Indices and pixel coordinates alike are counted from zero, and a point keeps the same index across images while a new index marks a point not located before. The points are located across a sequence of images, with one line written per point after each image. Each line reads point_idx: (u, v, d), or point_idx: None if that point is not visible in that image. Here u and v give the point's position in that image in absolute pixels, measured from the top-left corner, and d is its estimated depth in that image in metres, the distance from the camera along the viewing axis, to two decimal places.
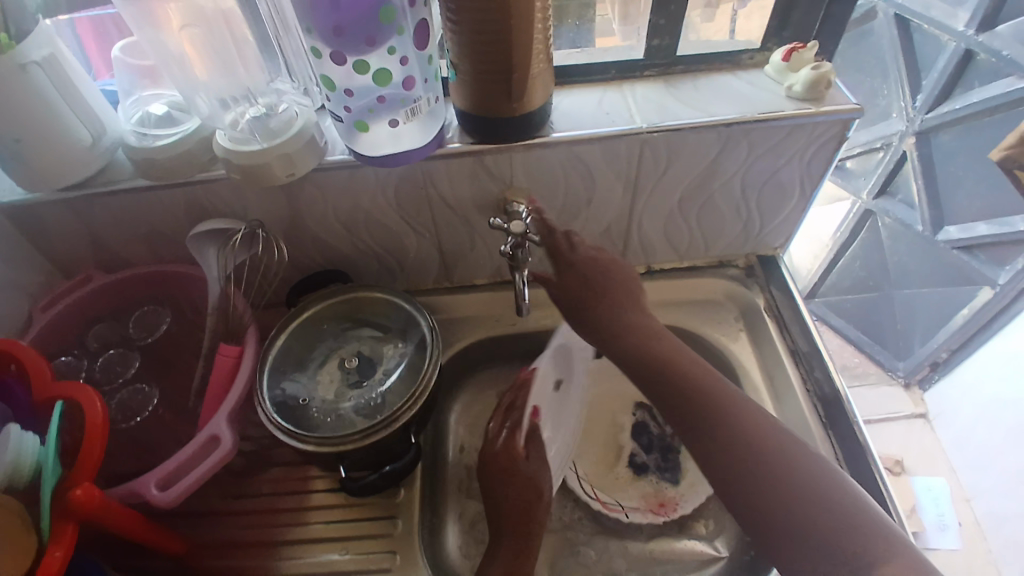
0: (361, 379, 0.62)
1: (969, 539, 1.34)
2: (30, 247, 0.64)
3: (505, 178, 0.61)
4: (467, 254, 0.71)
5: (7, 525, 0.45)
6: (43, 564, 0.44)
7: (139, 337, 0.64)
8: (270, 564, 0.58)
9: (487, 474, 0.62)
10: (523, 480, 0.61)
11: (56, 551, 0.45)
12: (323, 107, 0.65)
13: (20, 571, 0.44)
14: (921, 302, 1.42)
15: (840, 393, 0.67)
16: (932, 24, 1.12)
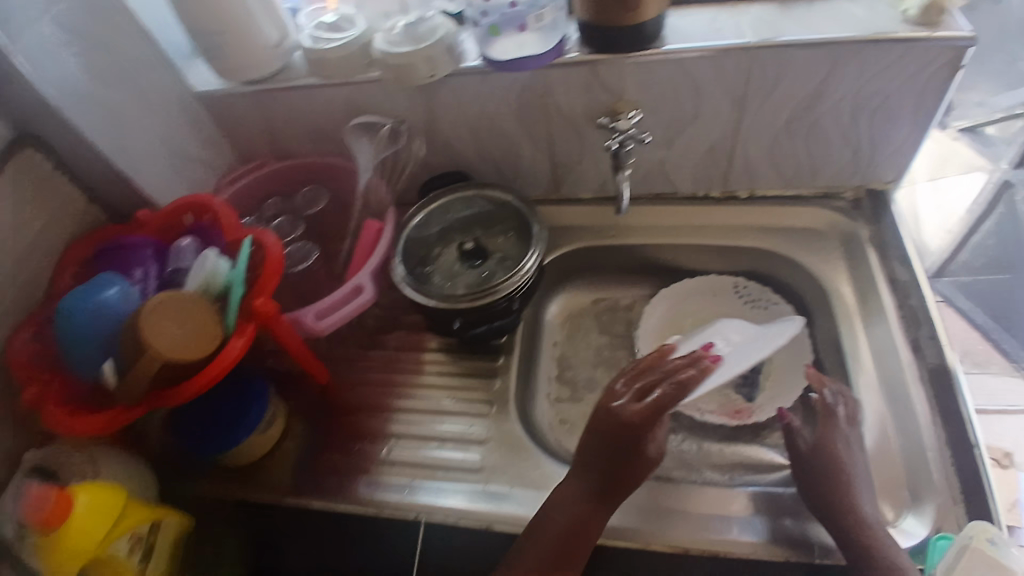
0: (474, 261, 0.73)
1: None
2: (220, 134, 0.80)
3: (616, 90, 0.68)
4: (576, 168, 0.78)
5: (202, 316, 0.56)
6: (226, 350, 0.57)
7: (304, 210, 0.78)
8: (395, 398, 0.72)
9: (603, 440, 0.60)
10: (642, 463, 0.60)
11: (236, 344, 0.57)
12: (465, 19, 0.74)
13: (203, 353, 0.56)
14: None
15: (932, 317, 0.69)
16: None
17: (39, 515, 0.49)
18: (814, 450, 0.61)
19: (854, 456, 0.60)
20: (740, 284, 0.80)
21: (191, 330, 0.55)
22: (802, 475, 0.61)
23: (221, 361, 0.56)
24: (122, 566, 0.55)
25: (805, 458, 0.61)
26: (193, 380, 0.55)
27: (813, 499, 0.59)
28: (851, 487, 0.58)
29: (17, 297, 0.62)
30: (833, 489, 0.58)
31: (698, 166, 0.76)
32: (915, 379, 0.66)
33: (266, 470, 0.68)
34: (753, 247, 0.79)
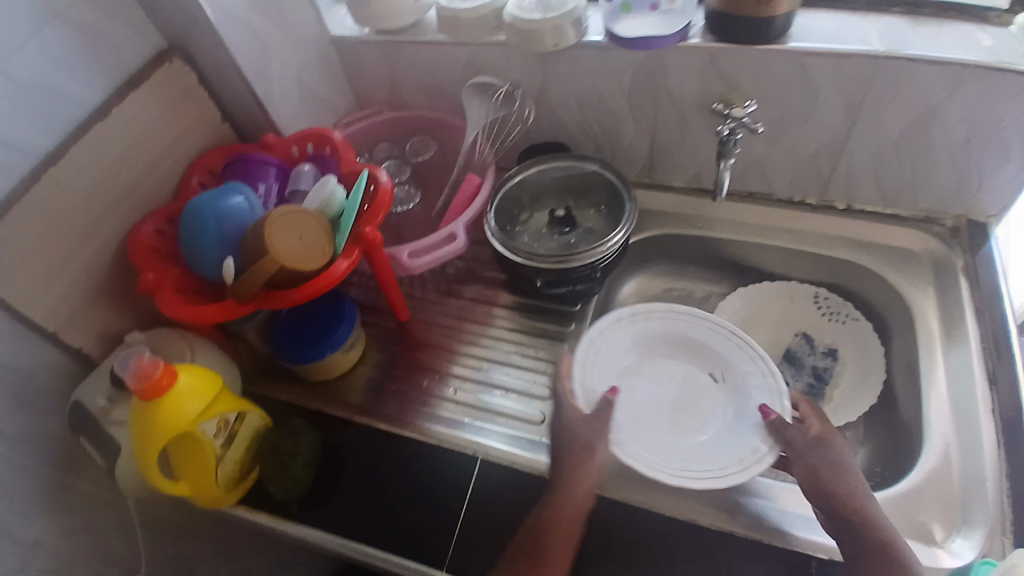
0: (564, 228, 0.75)
1: None
2: (343, 78, 0.86)
3: (731, 80, 0.69)
4: (676, 154, 0.79)
5: (318, 235, 0.61)
6: (334, 268, 0.61)
7: (412, 157, 0.83)
8: (465, 343, 0.76)
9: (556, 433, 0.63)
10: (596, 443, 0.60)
11: (342, 264, 0.61)
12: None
13: (315, 266, 0.60)
14: None
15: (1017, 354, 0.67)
16: None
17: (140, 385, 0.52)
18: (816, 441, 0.59)
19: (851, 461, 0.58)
20: (821, 295, 0.80)
21: (307, 245, 0.60)
22: (808, 472, 0.58)
23: (327, 277, 0.60)
24: (206, 448, 0.56)
25: (808, 460, 0.58)
26: (299, 290, 0.59)
27: (819, 493, 0.56)
28: (861, 488, 0.56)
29: (151, 188, 0.68)
30: (841, 484, 0.56)
31: (796, 168, 0.77)
32: (985, 399, 0.65)
33: (340, 389, 0.72)
34: (839, 258, 0.79)
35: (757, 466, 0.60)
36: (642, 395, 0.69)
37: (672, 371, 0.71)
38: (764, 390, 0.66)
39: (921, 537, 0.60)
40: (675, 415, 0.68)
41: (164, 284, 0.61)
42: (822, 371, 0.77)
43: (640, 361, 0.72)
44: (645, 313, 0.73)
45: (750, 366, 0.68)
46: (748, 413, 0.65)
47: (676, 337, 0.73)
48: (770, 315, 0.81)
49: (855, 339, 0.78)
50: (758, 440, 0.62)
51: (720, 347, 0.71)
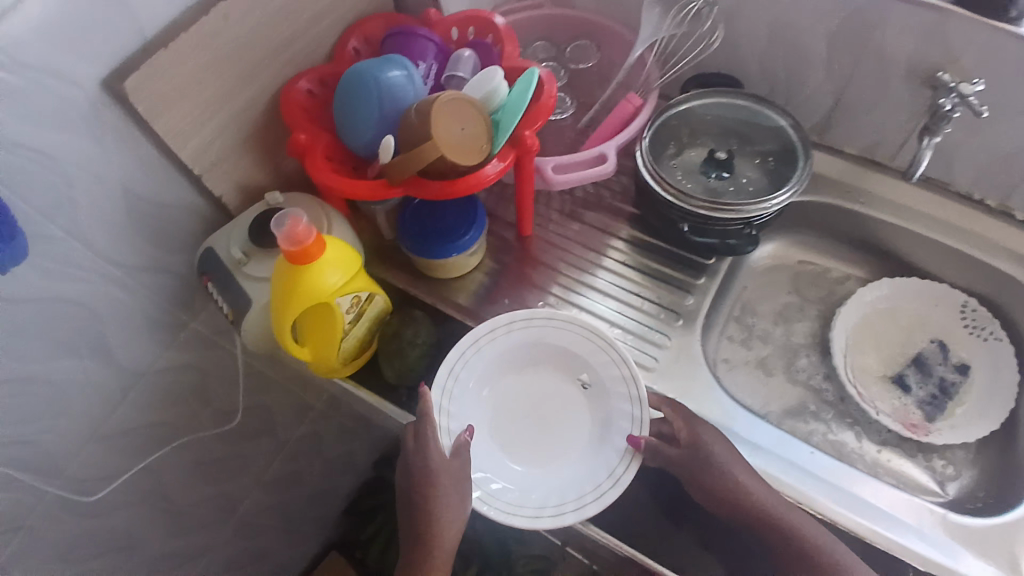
0: (720, 173, 0.69)
1: None
2: None
3: (953, 52, 0.60)
4: (860, 117, 0.71)
5: (477, 131, 0.57)
6: (482, 170, 0.57)
7: (569, 63, 0.77)
8: (582, 270, 0.73)
9: (413, 459, 0.56)
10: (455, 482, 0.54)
11: (490, 171, 0.57)
12: None
13: (468, 164, 0.56)
14: None
15: None
16: None
17: (293, 250, 0.51)
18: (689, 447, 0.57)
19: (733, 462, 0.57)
20: (970, 304, 0.74)
21: (464, 139, 0.56)
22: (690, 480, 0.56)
23: (473, 178, 0.57)
24: (336, 320, 0.56)
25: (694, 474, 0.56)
26: (446, 185, 0.57)
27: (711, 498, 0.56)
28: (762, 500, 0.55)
29: (310, 43, 0.64)
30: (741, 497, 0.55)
31: (993, 162, 0.68)
32: None
33: (453, 290, 0.70)
34: (1005, 270, 0.71)
35: (615, 489, 0.54)
36: (506, 416, 0.60)
37: (536, 384, 0.61)
38: (624, 397, 0.58)
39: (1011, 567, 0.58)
40: (540, 432, 0.59)
41: (315, 149, 0.60)
42: (948, 384, 0.73)
43: (501, 378, 0.61)
44: (506, 325, 0.61)
45: (613, 372, 0.59)
46: (612, 427, 0.57)
47: (537, 344, 0.61)
48: (906, 313, 0.76)
49: (990, 356, 0.72)
50: (616, 459, 0.56)
51: (580, 349, 0.61)
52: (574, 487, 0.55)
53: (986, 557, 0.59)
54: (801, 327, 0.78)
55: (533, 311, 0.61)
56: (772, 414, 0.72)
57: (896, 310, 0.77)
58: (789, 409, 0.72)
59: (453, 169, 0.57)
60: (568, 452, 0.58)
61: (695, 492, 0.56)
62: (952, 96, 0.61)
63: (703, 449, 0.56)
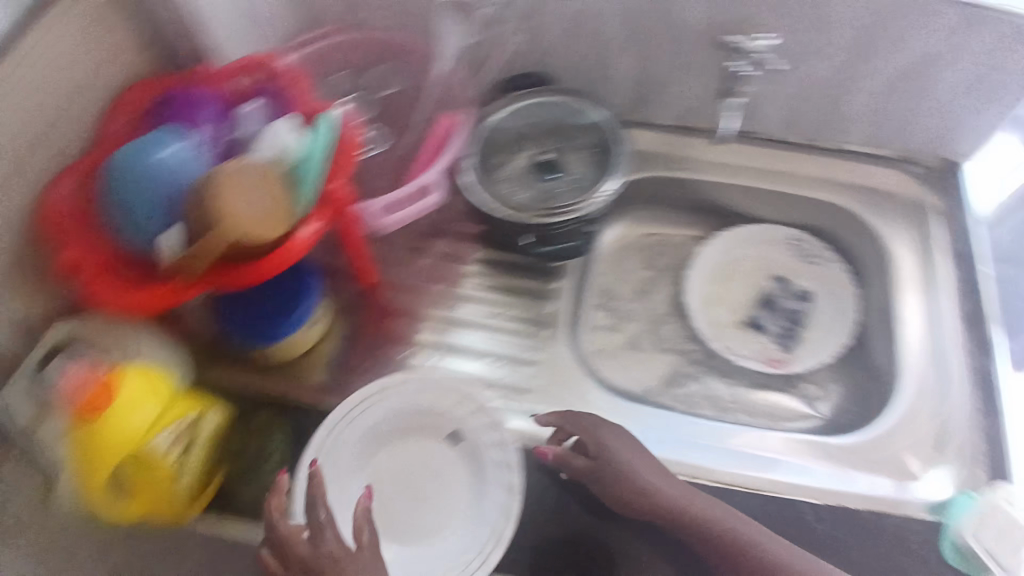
0: (547, 175, 0.69)
1: None
2: None
3: (744, 10, 0.63)
4: (668, 89, 0.72)
5: (273, 193, 0.50)
6: (293, 237, 0.51)
7: (374, 90, 0.69)
8: (436, 306, 0.71)
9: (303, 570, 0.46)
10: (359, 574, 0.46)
11: (303, 233, 0.51)
12: None
13: (269, 236, 0.49)
14: None
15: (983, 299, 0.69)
16: None
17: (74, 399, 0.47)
18: (597, 459, 0.56)
19: (640, 459, 0.57)
20: (799, 238, 0.80)
21: (258, 208, 0.49)
22: (608, 493, 0.55)
23: (287, 249, 0.50)
24: (158, 465, 0.49)
25: (608, 486, 0.55)
26: (254, 267, 0.50)
27: (629, 506, 0.54)
28: (679, 493, 0.55)
29: (62, 136, 0.54)
30: (657, 496, 0.54)
31: (791, 109, 0.73)
32: (957, 344, 0.68)
33: (302, 371, 0.63)
34: (822, 199, 0.76)
35: (499, 547, 0.51)
36: (382, 501, 0.55)
37: (406, 457, 0.57)
38: (492, 444, 0.55)
39: (896, 472, 0.63)
40: (418, 506, 0.55)
41: (90, 265, 0.51)
42: (795, 314, 0.78)
43: (369, 461, 0.56)
44: (365, 400, 0.56)
45: (477, 421, 0.56)
46: (486, 479, 0.54)
47: (399, 414, 0.57)
48: (748, 258, 0.80)
49: (825, 280, 0.78)
50: (497, 513, 0.52)
51: (441, 407, 0.57)
52: (460, 557, 0.51)
53: (875, 470, 0.64)
54: (658, 296, 0.80)
55: (384, 379, 0.57)
56: (652, 390, 0.74)
57: (738, 260, 0.81)
58: (667, 380, 0.75)
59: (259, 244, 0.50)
60: (451, 520, 0.54)
61: (613, 505, 0.55)
62: (742, 57, 0.67)
63: (613, 458, 0.56)
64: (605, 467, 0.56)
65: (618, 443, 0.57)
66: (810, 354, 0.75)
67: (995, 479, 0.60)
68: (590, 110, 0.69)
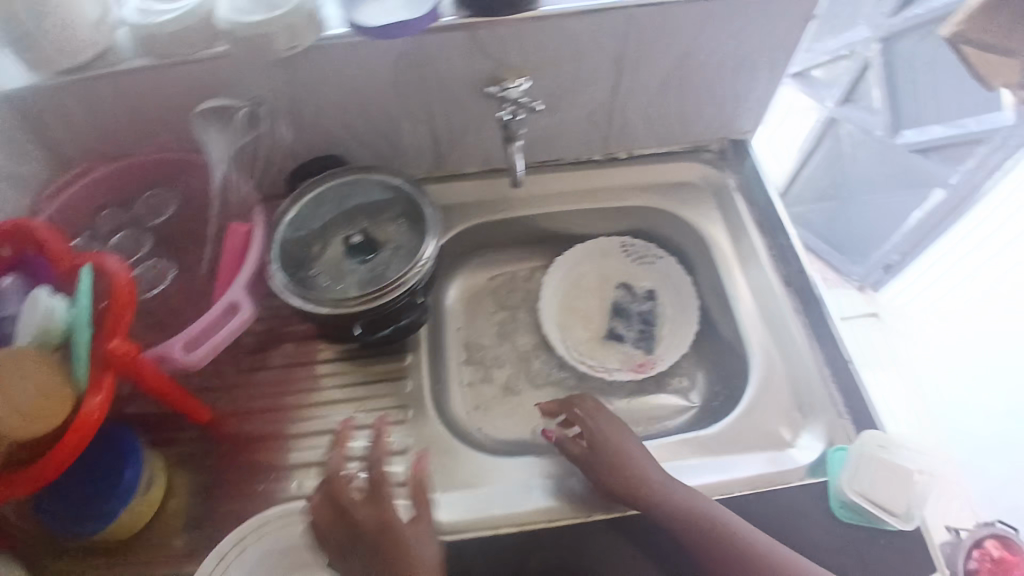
0: (364, 255, 0.67)
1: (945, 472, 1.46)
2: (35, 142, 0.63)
3: (498, 56, 0.64)
4: (460, 137, 0.73)
5: (46, 377, 0.47)
6: (83, 411, 0.48)
7: (148, 220, 0.68)
8: (291, 421, 0.66)
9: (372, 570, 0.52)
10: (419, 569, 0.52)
11: (94, 401, 0.48)
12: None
13: (52, 425, 0.47)
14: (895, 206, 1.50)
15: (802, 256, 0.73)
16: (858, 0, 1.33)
17: None
18: (590, 448, 0.60)
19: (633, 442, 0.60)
20: (628, 243, 0.82)
21: (30, 402, 0.46)
22: (606, 473, 0.58)
23: (80, 426, 0.47)
24: None
25: (602, 463, 0.58)
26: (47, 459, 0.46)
27: (622, 485, 0.57)
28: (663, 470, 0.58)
29: None
30: (648, 470, 0.57)
31: (581, 129, 0.75)
32: (789, 309, 0.70)
33: (153, 539, 0.58)
34: (635, 205, 0.80)
35: None
36: None
37: None
38: None
39: (771, 442, 0.63)
40: None
41: None
42: (647, 315, 0.80)
43: None
44: None
45: None
46: None
47: None
48: (587, 275, 0.83)
49: (664, 275, 0.81)
50: None
51: None
52: None
53: (751, 447, 0.63)
54: (518, 333, 0.80)
55: None
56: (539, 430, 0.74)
57: (578, 278, 0.83)
58: None
59: (45, 430, 0.47)
60: None
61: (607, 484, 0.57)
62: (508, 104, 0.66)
63: (606, 442, 0.60)
64: (600, 447, 0.60)
65: (613, 425, 0.61)
66: (666, 349, 0.78)
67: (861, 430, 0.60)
68: (387, 180, 0.69)
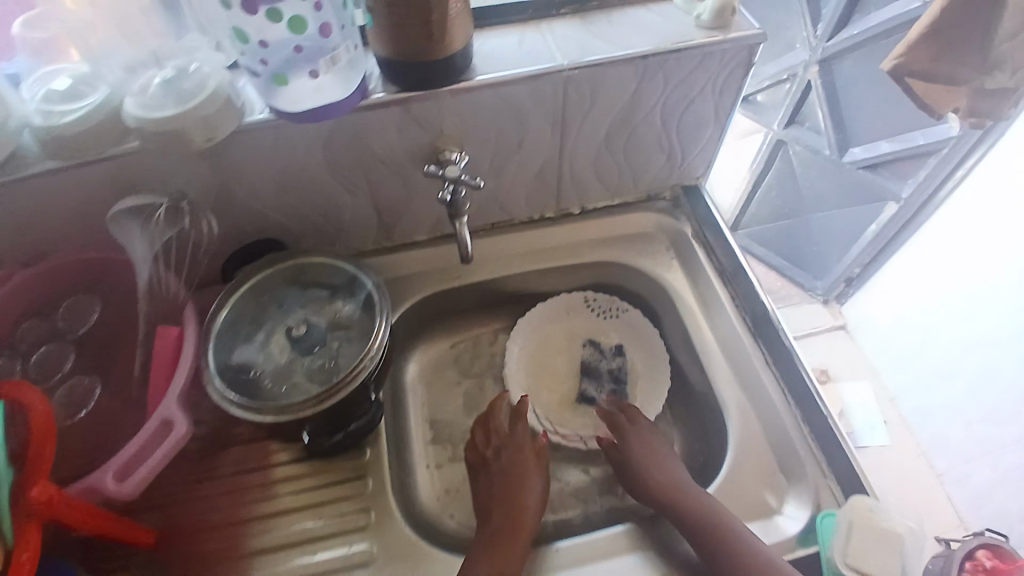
0: (311, 347, 0.62)
1: (923, 483, 1.47)
2: None
3: (435, 127, 0.61)
4: (404, 207, 0.70)
5: None
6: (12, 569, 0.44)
7: (70, 331, 0.62)
8: (243, 539, 0.60)
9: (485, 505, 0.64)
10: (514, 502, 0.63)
11: (23, 555, 0.45)
12: (237, 63, 0.57)
13: None
14: (850, 219, 1.53)
15: (769, 308, 0.69)
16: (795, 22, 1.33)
17: None
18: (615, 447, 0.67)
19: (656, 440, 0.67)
20: (591, 297, 0.80)
21: None
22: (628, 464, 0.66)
23: None
24: None
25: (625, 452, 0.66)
26: None
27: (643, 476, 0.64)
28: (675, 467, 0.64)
29: None
30: (661, 465, 0.64)
31: (531, 189, 0.73)
32: (760, 360, 0.67)
33: None
34: (592, 260, 0.78)
35: None
36: None
37: None
38: None
39: (759, 515, 0.60)
40: None
41: None
42: (618, 372, 0.77)
43: None
44: None
45: None
46: None
47: None
48: (552, 335, 0.80)
49: (631, 329, 0.78)
50: None
51: None
52: None
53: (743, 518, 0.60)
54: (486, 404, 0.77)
55: None
56: None
57: (543, 336, 0.80)
58: None
59: None
60: None
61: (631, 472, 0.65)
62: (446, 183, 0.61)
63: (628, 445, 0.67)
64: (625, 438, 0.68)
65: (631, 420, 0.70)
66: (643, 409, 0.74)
67: (852, 494, 0.58)
68: (329, 260, 0.66)
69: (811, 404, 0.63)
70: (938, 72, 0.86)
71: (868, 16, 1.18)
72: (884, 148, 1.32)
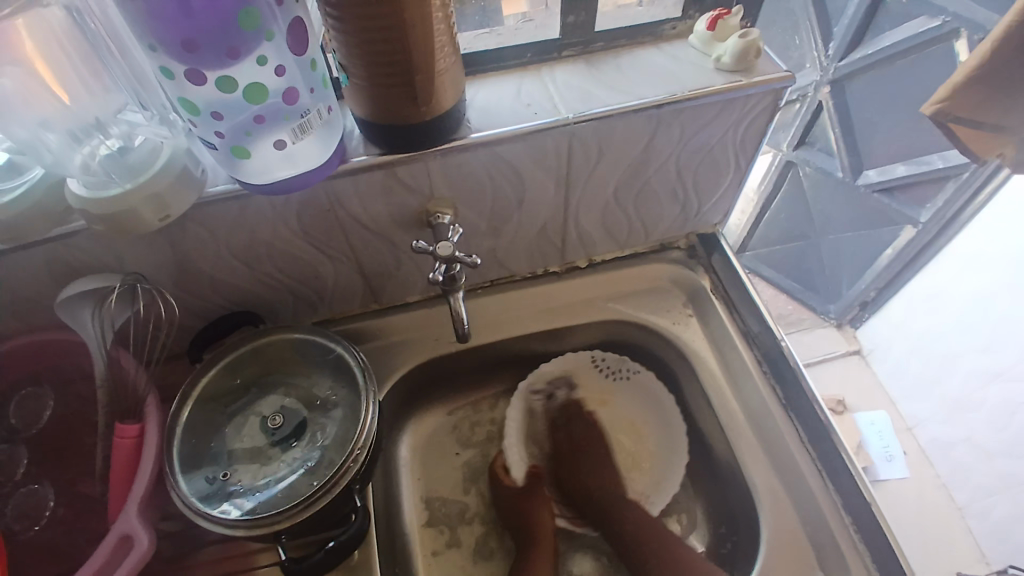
0: (290, 439, 0.54)
1: (944, 517, 1.40)
2: None
3: (423, 189, 0.54)
4: (393, 271, 0.63)
5: None
6: None
7: (22, 429, 0.56)
8: None
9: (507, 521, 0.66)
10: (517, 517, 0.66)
11: None
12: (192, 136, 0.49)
13: None
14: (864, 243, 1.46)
15: (782, 345, 0.64)
16: (804, 40, 1.28)
17: None
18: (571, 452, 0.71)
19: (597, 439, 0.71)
20: (599, 356, 0.71)
21: None
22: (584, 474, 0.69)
23: None
24: None
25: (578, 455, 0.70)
26: None
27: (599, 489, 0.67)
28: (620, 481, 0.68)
29: None
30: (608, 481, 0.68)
31: (532, 245, 0.66)
32: (794, 437, 0.61)
33: None
34: (605, 318, 0.70)
35: None
36: None
37: None
38: None
39: None
40: None
41: None
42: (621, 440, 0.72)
43: None
44: None
45: None
46: None
47: None
48: (559, 402, 0.74)
49: (642, 392, 0.71)
50: None
51: None
52: None
53: None
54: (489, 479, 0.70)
55: None
56: None
57: (547, 403, 0.73)
58: None
59: None
60: None
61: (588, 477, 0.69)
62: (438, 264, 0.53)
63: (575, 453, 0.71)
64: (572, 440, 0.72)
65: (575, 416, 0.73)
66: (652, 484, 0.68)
67: None
68: (305, 335, 0.59)
69: (851, 486, 0.57)
70: (981, 118, 0.84)
71: (884, 36, 1.13)
72: (900, 171, 1.26)
